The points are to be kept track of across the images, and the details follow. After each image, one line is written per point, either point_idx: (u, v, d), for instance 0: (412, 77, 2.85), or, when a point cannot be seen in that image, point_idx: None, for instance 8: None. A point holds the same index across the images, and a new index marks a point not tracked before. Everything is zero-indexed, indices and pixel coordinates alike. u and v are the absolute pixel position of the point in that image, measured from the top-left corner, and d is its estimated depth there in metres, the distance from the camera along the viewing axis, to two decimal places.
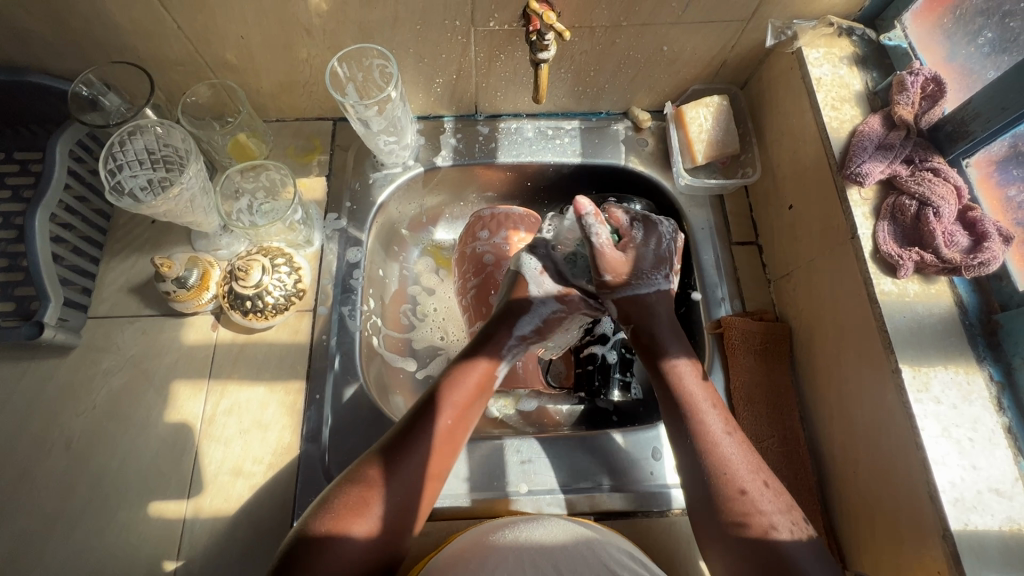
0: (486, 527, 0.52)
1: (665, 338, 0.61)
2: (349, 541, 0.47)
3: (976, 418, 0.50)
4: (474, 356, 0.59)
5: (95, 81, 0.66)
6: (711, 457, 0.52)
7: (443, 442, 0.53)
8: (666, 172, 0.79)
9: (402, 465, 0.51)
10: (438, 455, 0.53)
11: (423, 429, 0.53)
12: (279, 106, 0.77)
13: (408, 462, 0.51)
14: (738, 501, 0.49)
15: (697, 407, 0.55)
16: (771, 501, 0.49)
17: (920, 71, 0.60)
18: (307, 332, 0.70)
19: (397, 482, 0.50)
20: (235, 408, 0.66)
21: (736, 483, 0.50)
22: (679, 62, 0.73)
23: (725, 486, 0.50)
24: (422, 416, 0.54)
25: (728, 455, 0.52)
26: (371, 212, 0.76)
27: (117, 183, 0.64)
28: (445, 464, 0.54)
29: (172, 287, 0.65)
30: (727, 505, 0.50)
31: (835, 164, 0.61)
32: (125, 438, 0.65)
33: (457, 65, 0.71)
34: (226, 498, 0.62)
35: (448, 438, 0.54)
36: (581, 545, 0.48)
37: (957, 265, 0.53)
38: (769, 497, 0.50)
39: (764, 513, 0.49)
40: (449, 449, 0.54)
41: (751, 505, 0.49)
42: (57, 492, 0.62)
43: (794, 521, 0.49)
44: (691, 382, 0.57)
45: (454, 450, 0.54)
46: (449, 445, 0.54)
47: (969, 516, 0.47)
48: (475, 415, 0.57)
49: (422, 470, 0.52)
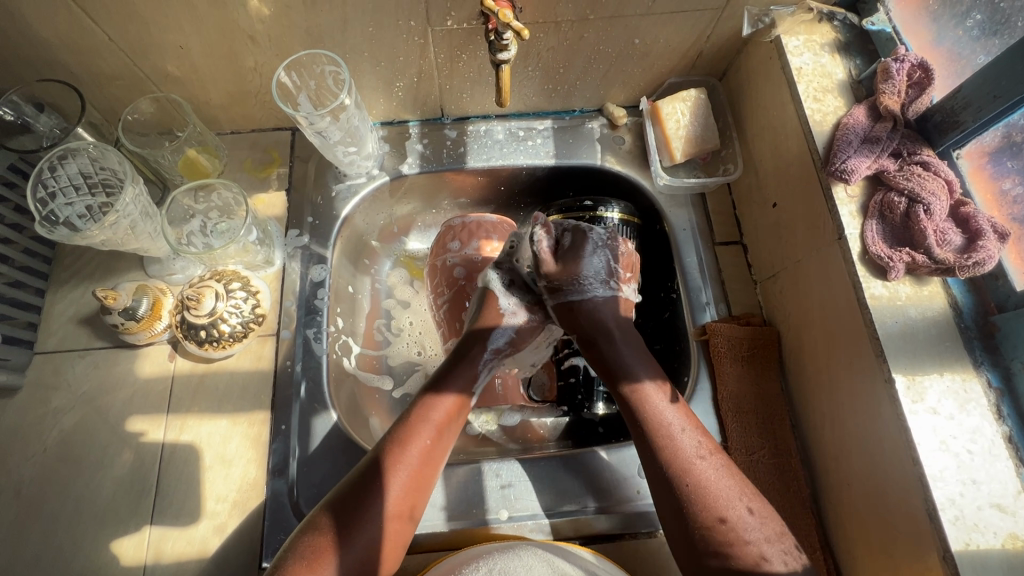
0: (458, 559, 0.51)
1: (631, 365, 0.57)
2: None
3: (974, 429, 0.48)
4: (441, 389, 0.58)
5: (23, 102, 0.60)
6: (687, 482, 0.49)
7: (408, 479, 0.52)
8: (644, 171, 0.76)
9: (362, 509, 0.49)
10: (406, 494, 0.51)
11: (384, 467, 0.51)
12: (232, 118, 0.72)
13: (368, 505, 0.49)
14: (720, 530, 0.47)
15: (670, 431, 0.52)
16: (755, 525, 0.48)
17: (906, 57, 0.56)
18: (270, 358, 0.66)
19: (359, 528, 0.48)
20: (196, 443, 0.62)
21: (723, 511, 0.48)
22: (652, 55, 0.69)
23: (706, 515, 0.48)
24: (382, 455, 0.52)
25: (709, 481, 0.49)
26: (335, 226, 0.72)
27: (50, 213, 0.59)
28: (417, 503, 0.52)
29: (120, 319, 0.61)
30: (711, 540, 0.47)
31: (818, 160, 0.57)
32: (79, 482, 0.61)
33: (417, 68, 0.67)
34: (189, 541, 0.58)
35: (418, 474, 0.52)
36: None
37: (950, 265, 0.50)
38: (752, 523, 0.48)
39: (750, 543, 0.47)
40: (415, 486, 0.52)
41: (733, 533, 0.47)
42: (6, 544, 0.58)
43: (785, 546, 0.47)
44: (668, 411, 0.54)
45: (420, 487, 0.52)
46: (413, 482, 0.52)
47: (971, 535, 0.44)
48: (444, 445, 0.55)
49: (383, 511, 0.50)
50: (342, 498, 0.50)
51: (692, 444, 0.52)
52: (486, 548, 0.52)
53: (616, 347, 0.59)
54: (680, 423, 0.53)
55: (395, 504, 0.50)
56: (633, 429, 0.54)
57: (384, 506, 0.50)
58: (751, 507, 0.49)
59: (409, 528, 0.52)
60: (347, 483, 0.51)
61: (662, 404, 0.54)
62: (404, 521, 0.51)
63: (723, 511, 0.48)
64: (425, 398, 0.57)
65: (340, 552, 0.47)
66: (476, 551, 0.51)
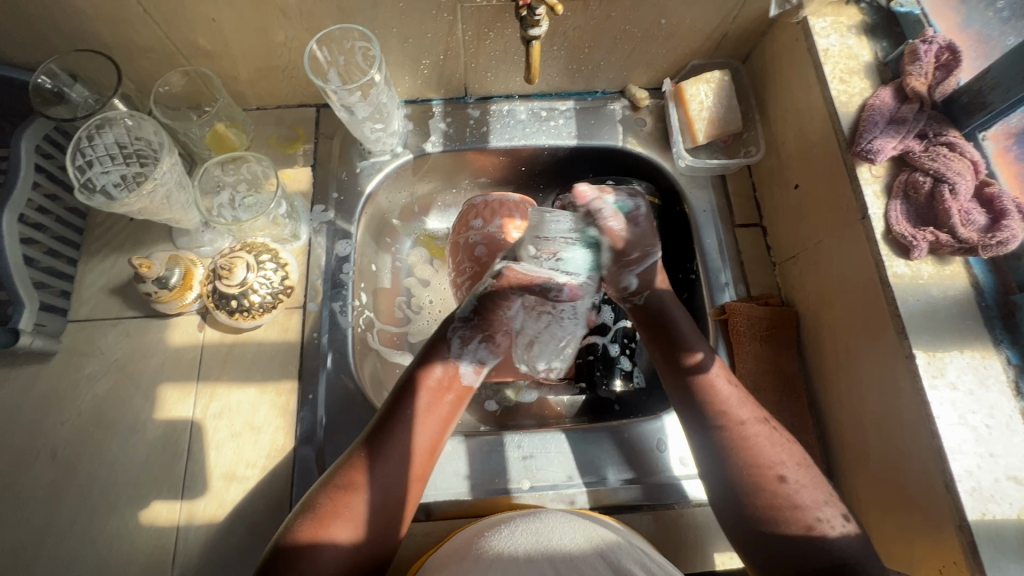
0: (484, 524, 0.52)
1: (684, 331, 0.57)
2: (330, 546, 0.47)
3: (993, 404, 0.49)
4: (430, 360, 0.57)
5: (60, 72, 0.62)
6: (745, 455, 0.50)
7: (418, 447, 0.53)
8: (665, 153, 0.76)
9: (370, 477, 0.50)
10: (414, 460, 0.52)
11: (393, 436, 0.52)
12: (258, 93, 0.73)
13: (377, 471, 0.50)
14: (779, 496, 0.48)
15: (724, 405, 0.52)
16: (813, 491, 0.49)
17: (934, 39, 0.56)
18: (297, 330, 0.67)
19: (377, 487, 0.50)
20: (226, 411, 0.64)
21: (772, 477, 0.49)
22: (677, 36, 0.70)
23: (767, 485, 0.49)
24: (396, 421, 0.53)
25: (766, 452, 0.50)
26: (360, 202, 0.73)
27: (88, 181, 0.62)
28: (423, 467, 0.53)
29: (153, 288, 0.62)
30: (766, 507, 0.48)
31: (844, 141, 0.58)
32: (112, 445, 0.62)
33: (444, 45, 0.68)
34: (220, 504, 0.60)
35: (421, 442, 0.53)
36: (586, 548, 0.46)
37: (973, 244, 0.51)
38: (811, 491, 0.49)
39: (806, 507, 0.48)
40: (423, 452, 0.53)
41: (791, 498, 0.48)
42: (44, 503, 0.60)
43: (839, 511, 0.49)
44: (721, 382, 0.54)
45: (434, 449, 0.54)
46: (430, 447, 0.54)
47: (986, 505, 0.46)
48: (446, 416, 0.56)
49: (402, 469, 0.51)
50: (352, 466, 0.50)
51: (749, 419, 0.52)
52: (512, 513, 0.53)
53: (675, 320, 0.57)
54: (736, 399, 0.53)
55: (402, 468, 0.51)
56: (686, 405, 0.54)
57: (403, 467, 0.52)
58: (803, 475, 0.49)
59: (418, 491, 0.53)
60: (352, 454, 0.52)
61: (718, 380, 0.54)
62: (414, 485, 0.52)
63: (778, 480, 0.49)
64: (415, 369, 0.57)
65: (351, 515, 0.48)
66: (501, 515, 0.53)
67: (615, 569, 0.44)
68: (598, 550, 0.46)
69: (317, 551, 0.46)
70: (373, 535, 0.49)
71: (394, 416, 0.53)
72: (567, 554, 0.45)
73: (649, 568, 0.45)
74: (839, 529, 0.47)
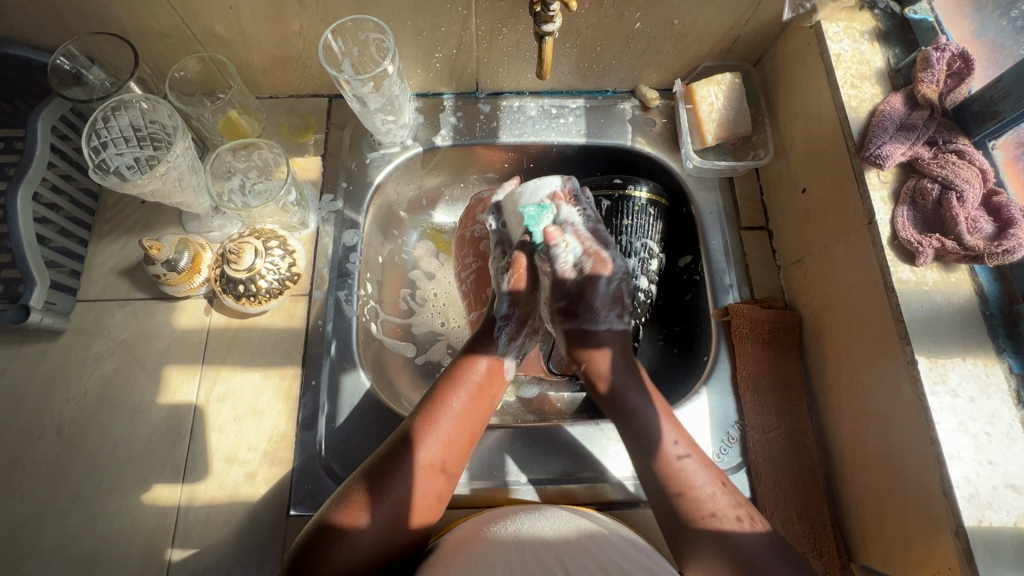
0: (484, 517, 0.52)
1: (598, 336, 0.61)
2: (359, 532, 0.48)
3: (993, 412, 0.49)
4: (475, 353, 0.60)
5: (77, 53, 0.62)
6: (661, 464, 0.54)
7: (451, 436, 0.54)
8: (674, 154, 0.76)
9: (396, 470, 0.51)
10: (446, 450, 0.54)
11: (426, 425, 0.54)
12: (271, 81, 0.74)
13: (405, 464, 0.51)
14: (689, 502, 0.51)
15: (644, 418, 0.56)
16: (724, 499, 0.51)
17: (947, 47, 0.56)
18: (302, 317, 0.68)
19: (408, 476, 0.51)
20: (229, 394, 0.64)
21: (682, 484, 0.52)
22: (689, 37, 0.70)
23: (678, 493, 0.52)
24: (435, 410, 0.55)
25: (679, 461, 0.53)
26: (368, 192, 0.73)
27: (102, 161, 0.62)
28: (453, 458, 0.54)
29: (162, 270, 0.63)
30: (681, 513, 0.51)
31: (853, 146, 0.58)
32: (117, 424, 0.63)
33: (458, 39, 0.68)
34: (221, 485, 0.61)
35: (455, 432, 0.55)
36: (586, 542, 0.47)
37: (979, 253, 0.51)
38: (720, 499, 0.51)
39: (716, 511, 0.50)
40: (455, 443, 0.54)
41: (703, 504, 0.51)
42: (48, 478, 0.61)
43: (749, 514, 0.51)
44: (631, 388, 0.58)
45: (466, 445, 0.55)
46: (461, 440, 0.55)
47: (983, 512, 0.46)
48: (486, 410, 0.58)
49: (432, 459, 0.53)
50: (380, 461, 0.52)
51: (673, 439, 0.55)
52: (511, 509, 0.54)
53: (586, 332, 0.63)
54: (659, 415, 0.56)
55: (431, 457, 0.53)
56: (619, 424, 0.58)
57: (432, 458, 0.53)
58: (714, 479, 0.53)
59: (447, 484, 0.54)
60: (384, 452, 0.53)
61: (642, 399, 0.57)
62: (442, 476, 0.53)
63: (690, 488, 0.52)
64: (460, 361, 0.59)
65: (378, 506, 0.49)
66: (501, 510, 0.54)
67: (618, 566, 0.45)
68: (606, 553, 0.46)
69: (347, 540, 0.47)
70: (400, 526, 0.50)
71: (430, 408, 0.55)
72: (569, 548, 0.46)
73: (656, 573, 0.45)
74: (738, 520, 0.50)
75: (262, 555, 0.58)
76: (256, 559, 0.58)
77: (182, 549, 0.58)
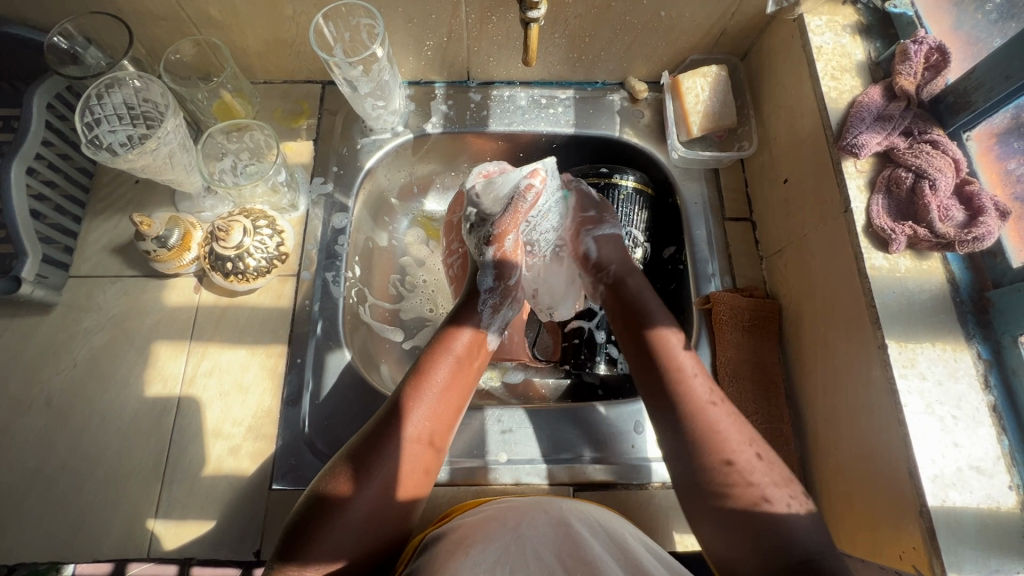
0: (485, 513, 0.52)
1: (648, 306, 0.59)
2: (349, 506, 0.48)
3: (960, 396, 0.49)
4: (459, 322, 0.60)
5: (75, 34, 0.64)
6: (701, 435, 0.50)
7: (437, 410, 0.55)
8: (660, 145, 0.78)
9: (383, 446, 0.51)
10: (433, 422, 0.54)
11: (411, 400, 0.54)
12: (266, 66, 0.75)
13: (393, 439, 0.52)
14: (738, 486, 0.48)
15: (693, 395, 0.52)
16: (779, 488, 0.48)
17: (925, 39, 0.57)
18: (290, 296, 0.69)
19: (393, 451, 0.51)
20: (216, 369, 0.66)
21: (737, 462, 0.49)
22: (676, 30, 0.71)
23: (723, 475, 0.48)
24: (418, 383, 0.55)
25: (728, 439, 0.49)
26: (358, 177, 0.75)
27: (95, 138, 0.64)
28: (439, 432, 0.55)
29: (152, 246, 0.64)
30: (717, 484, 0.49)
31: (831, 135, 0.59)
32: (105, 397, 0.64)
33: (448, 27, 0.69)
34: (206, 458, 0.62)
35: (441, 404, 0.55)
36: (597, 535, 0.50)
37: (950, 240, 0.52)
38: (769, 481, 0.48)
39: (754, 484, 0.48)
40: (440, 417, 0.55)
41: (739, 476, 0.48)
42: (35, 447, 0.62)
43: (790, 492, 0.48)
44: (685, 362, 0.54)
45: (450, 416, 0.56)
46: (444, 413, 0.56)
47: (947, 492, 0.47)
48: (470, 383, 0.59)
49: (416, 432, 0.53)
50: (367, 437, 0.52)
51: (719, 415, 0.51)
52: (518, 504, 0.54)
53: (644, 301, 0.60)
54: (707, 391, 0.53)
55: (418, 431, 0.53)
56: (658, 402, 0.54)
57: (417, 431, 0.53)
58: (756, 457, 0.49)
59: (434, 457, 0.54)
60: (370, 429, 0.53)
61: (693, 377, 0.53)
62: (429, 449, 0.54)
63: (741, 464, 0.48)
64: (444, 333, 0.60)
65: (368, 481, 0.50)
66: (505, 505, 0.54)
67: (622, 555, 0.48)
68: (602, 537, 0.50)
69: (339, 514, 0.48)
70: (390, 500, 0.50)
71: (415, 382, 0.56)
72: (581, 541, 0.49)
73: (652, 557, 0.49)
74: (791, 505, 0.47)
75: (243, 527, 0.59)
76: (237, 530, 0.59)
77: (165, 519, 0.60)
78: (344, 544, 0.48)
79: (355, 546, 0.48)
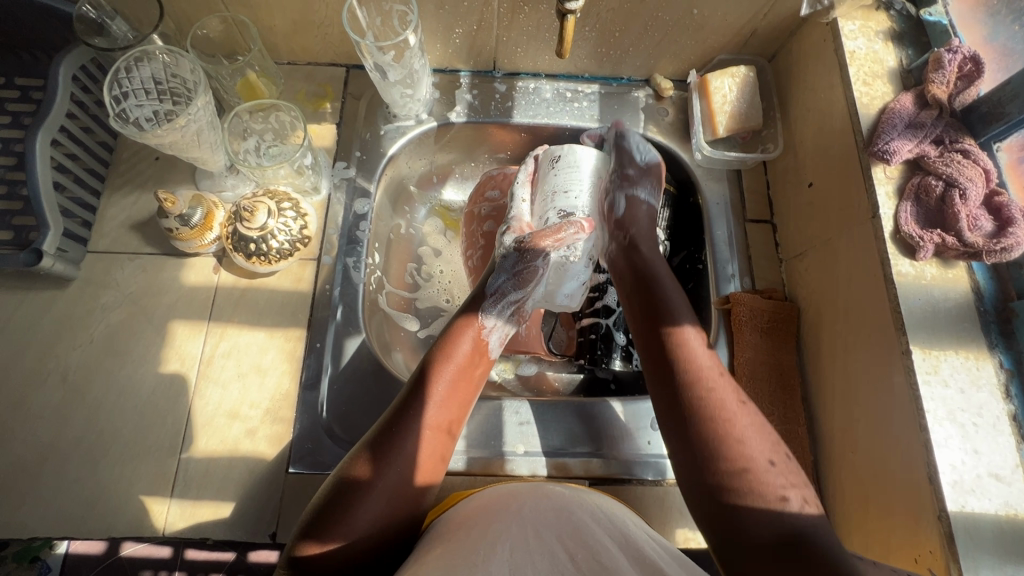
0: (492, 491, 0.53)
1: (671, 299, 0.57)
2: (362, 496, 0.48)
3: (982, 404, 0.50)
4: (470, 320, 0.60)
5: (105, 5, 0.63)
6: (720, 441, 0.47)
7: (451, 396, 0.55)
8: (684, 143, 0.77)
9: (400, 435, 0.51)
10: (447, 412, 0.55)
11: (429, 386, 0.55)
12: (291, 47, 0.74)
13: (410, 429, 0.52)
14: (749, 487, 0.45)
15: (720, 409, 0.48)
16: (773, 478, 0.45)
17: (959, 49, 0.57)
18: (310, 281, 0.69)
19: (407, 437, 0.51)
20: (234, 351, 0.65)
21: (754, 467, 0.45)
22: (706, 29, 0.71)
23: (730, 489, 0.45)
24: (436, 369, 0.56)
25: (744, 443, 0.47)
26: (382, 162, 0.74)
27: (122, 111, 0.64)
28: (453, 420, 0.55)
29: (174, 224, 0.63)
30: (718, 463, 0.46)
31: (861, 141, 0.59)
32: (121, 373, 0.64)
33: (479, 16, 0.69)
34: (222, 440, 0.62)
35: (454, 391, 0.56)
36: (601, 531, 0.48)
37: (978, 249, 0.52)
38: (782, 472, 0.46)
39: (774, 486, 0.45)
40: (455, 406, 0.55)
41: (756, 480, 0.45)
42: (51, 422, 0.61)
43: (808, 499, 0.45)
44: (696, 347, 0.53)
45: (460, 404, 0.56)
46: (456, 398, 0.56)
47: (967, 498, 0.47)
48: (478, 377, 0.59)
49: (433, 420, 0.53)
50: (386, 426, 0.52)
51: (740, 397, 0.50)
52: (517, 487, 0.54)
53: (660, 277, 0.60)
54: (734, 402, 0.49)
55: (434, 419, 0.54)
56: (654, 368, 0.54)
57: (429, 415, 0.53)
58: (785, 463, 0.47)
59: (447, 444, 0.54)
60: (382, 425, 0.53)
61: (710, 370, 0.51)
62: (443, 436, 0.54)
63: (758, 467, 0.45)
64: (458, 323, 0.60)
65: (384, 466, 0.49)
66: (504, 488, 0.54)
67: (627, 551, 0.46)
68: (610, 529, 0.48)
69: (355, 501, 0.48)
70: (403, 488, 0.50)
71: (435, 365, 0.56)
72: (584, 543, 0.46)
73: (661, 552, 0.47)
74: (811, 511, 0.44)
75: (258, 508, 0.59)
76: (252, 510, 0.59)
77: (180, 499, 0.59)
78: (362, 527, 0.47)
79: (371, 530, 0.48)
